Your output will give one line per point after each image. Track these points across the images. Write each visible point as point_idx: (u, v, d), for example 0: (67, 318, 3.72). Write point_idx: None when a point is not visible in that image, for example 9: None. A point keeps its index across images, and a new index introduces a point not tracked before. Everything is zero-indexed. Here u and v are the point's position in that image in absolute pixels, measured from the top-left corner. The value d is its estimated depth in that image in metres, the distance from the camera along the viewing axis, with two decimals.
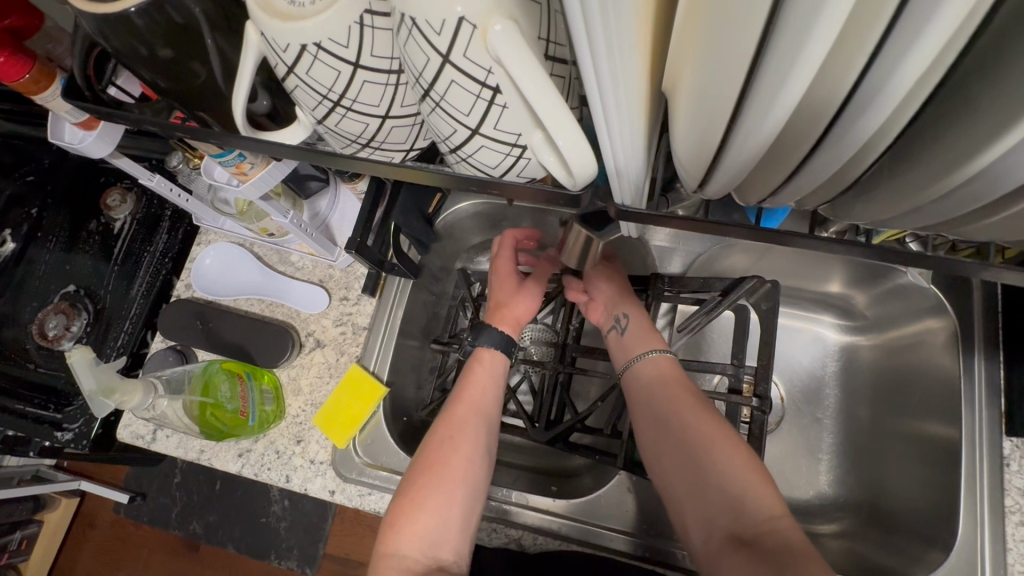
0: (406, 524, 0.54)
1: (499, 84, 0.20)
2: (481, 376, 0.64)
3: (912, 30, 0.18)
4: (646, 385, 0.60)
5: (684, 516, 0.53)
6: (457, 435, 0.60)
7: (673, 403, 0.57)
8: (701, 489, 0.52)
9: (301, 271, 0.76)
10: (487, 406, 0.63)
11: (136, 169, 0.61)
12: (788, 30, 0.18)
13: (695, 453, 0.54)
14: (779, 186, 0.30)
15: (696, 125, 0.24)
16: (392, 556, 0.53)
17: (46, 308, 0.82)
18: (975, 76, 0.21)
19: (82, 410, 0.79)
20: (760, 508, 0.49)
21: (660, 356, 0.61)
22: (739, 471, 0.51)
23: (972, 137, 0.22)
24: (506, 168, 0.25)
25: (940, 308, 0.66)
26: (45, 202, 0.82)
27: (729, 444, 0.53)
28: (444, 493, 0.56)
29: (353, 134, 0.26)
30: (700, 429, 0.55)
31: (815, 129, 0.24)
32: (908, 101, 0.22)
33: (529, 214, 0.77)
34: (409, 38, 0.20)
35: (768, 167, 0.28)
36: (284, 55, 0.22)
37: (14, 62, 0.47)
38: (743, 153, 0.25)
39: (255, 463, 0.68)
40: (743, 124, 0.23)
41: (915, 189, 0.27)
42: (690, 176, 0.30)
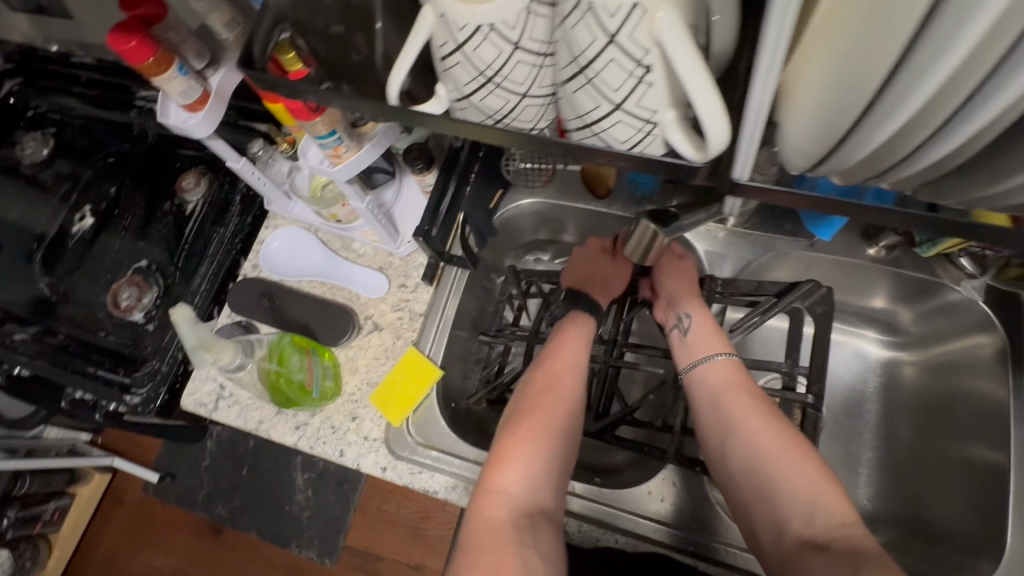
0: (511, 467, 0.56)
1: (652, 64, 0.24)
2: (577, 340, 0.66)
3: None
4: (711, 387, 0.61)
5: (756, 517, 0.55)
6: (556, 388, 0.62)
7: (743, 406, 0.59)
8: (771, 492, 0.54)
9: (363, 257, 0.80)
10: (583, 368, 0.65)
11: (226, 151, 0.67)
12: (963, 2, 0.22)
13: (767, 456, 0.55)
14: (878, 171, 0.34)
15: (835, 99, 0.28)
16: (497, 494, 0.55)
17: (121, 280, 0.88)
18: None
19: (149, 377, 0.81)
20: (831, 515, 0.51)
21: (726, 360, 0.62)
22: (811, 478, 0.53)
23: None
24: (634, 143, 0.28)
25: (988, 325, 0.67)
26: (123, 181, 0.92)
27: (801, 454, 0.54)
28: (546, 442, 0.58)
29: (493, 109, 0.30)
30: (775, 425, 0.57)
31: (937, 118, 0.27)
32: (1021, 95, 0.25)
33: (582, 215, 0.80)
34: (579, 21, 0.23)
35: (876, 153, 0.32)
36: (458, 33, 0.26)
37: (143, 46, 0.52)
38: (873, 126, 0.29)
39: (311, 436, 0.71)
40: (886, 95, 0.27)
41: (1007, 174, 0.30)
42: (803, 155, 0.34)
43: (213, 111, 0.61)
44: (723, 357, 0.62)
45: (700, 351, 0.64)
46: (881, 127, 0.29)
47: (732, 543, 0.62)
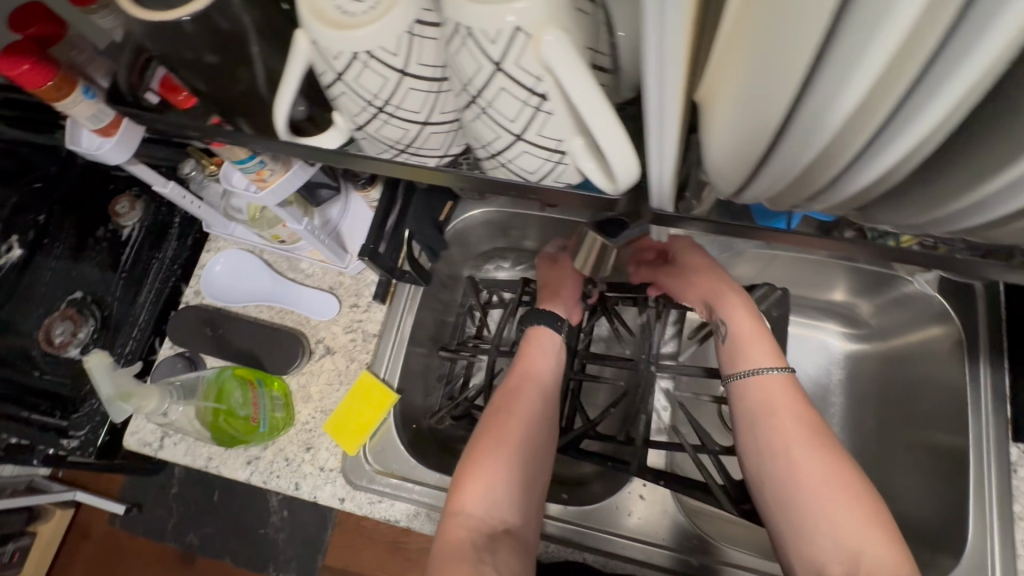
0: (471, 483, 0.55)
1: (547, 92, 0.21)
2: (539, 348, 0.64)
3: (961, 48, 0.19)
4: (765, 404, 0.56)
5: (796, 552, 0.50)
6: (515, 401, 0.60)
7: (796, 428, 0.54)
8: (815, 531, 0.50)
9: (312, 278, 0.76)
10: (546, 376, 0.63)
11: (151, 176, 0.62)
12: (854, 31, 0.19)
13: (818, 491, 0.51)
14: (812, 193, 0.31)
15: (750, 125, 0.24)
16: (458, 516, 0.53)
17: (52, 314, 0.81)
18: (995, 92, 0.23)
19: (89, 416, 0.82)
20: (882, 562, 0.46)
21: (781, 374, 0.57)
22: (862, 520, 0.49)
23: (998, 150, 0.24)
24: (544, 173, 0.25)
25: (944, 317, 0.67)
26: (51, 210, 0.80)
27: (852, 493, 0.50)
28: (505, 456, 0.56)
29: (393, 139, 0.27)
30: (827, 460, 0.52)
31: (864, 137, 0.24)
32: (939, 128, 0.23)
33: (539, 222, 0.78)
34: (461, 46, 0.21)
35: (800, 180, 0.29)
36: (334, 63, 0.23)
37: (38, 69, 0.47)
38: (796, 150, 0.25)
39: (264, 470, 0.68)
40: (797, 122, 0.24)
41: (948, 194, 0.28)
42: (728, 180, 0.30)
43: (129, 135, 0.56)
44: (778, 370, 0.57)
45: (751, 359, 0.58)
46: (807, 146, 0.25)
47: (696, 555, 0.61)
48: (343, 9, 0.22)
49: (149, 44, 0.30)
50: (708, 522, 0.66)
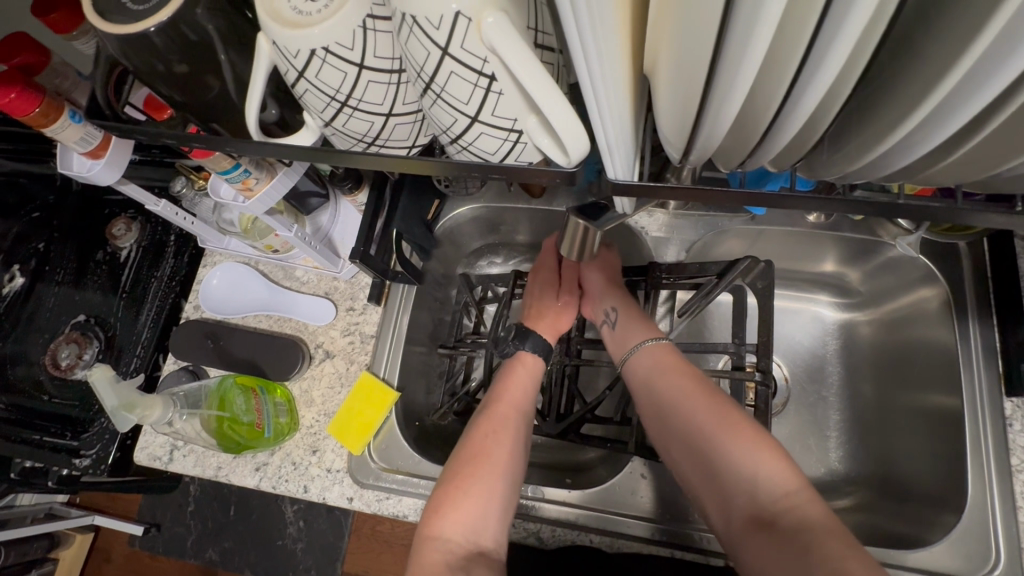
0: (450, 508, 0.55)
1: (495, 72, 0.22)
2: (523, 378, 0.65)
3: (835, 25, 0.19)
4: (646, 372, 0.61)
5: (707, 500, 0.53)
6: (499, 429, 0.61)
7: (674, 387, 0.59)
8: (713, 475, 0.53)
9: (307, 285, 0.78)
10: (528, 405, 0.64)
11: (142, 195, 0.63)
12: (738, 20, 0.19)
13: (705, 438, 0.54)
14: (746, 153, 0.31)
15: (676, 97, 0.24)
16: (435, 539, 0.53)
17: (58, 338, 0.83)
18: (912, 43, 0.23)
19: (99, 436, 0.78)
20: (775, 488, 0.49)
21: (658, 344, 0.63)
22: (751, 453, 0.51)
23: (905, 102, 0.24)
24: (505, 153, 0.27)
25: (930, 277, 0.68)
26: (51, 236, 0.86)
27: (738, 429, 0.53)
28: (487, 483, 0.56)
29: (359, 133, 0.28)
30: (708, 409, 0.56)
31: (776, 99, 0.24)
32: (844, 79, 0.24)
33: (526, 215, 0.79)
34: (410, 35, 0.22)
35: (738, 139, 0.30)
36: (294, 61, 0.25)
37: (24, 97, 0.49)
38: (710, 125, 0.26)
39: (273, 476, 0.69)
40: (708, 99, 0.24)
41: (862, 151, 0.28)
42: (672, 148, 0.30)
43: (118, 155, 0.58)
44: (652, 341, 0.63)
45: (631, 341, 0.65)
46: (724, 126, 0.25)
47: (701, 530, 0.61)
48: (299, 10, 0.24)
49: (122, 58, 0.31)
50: None
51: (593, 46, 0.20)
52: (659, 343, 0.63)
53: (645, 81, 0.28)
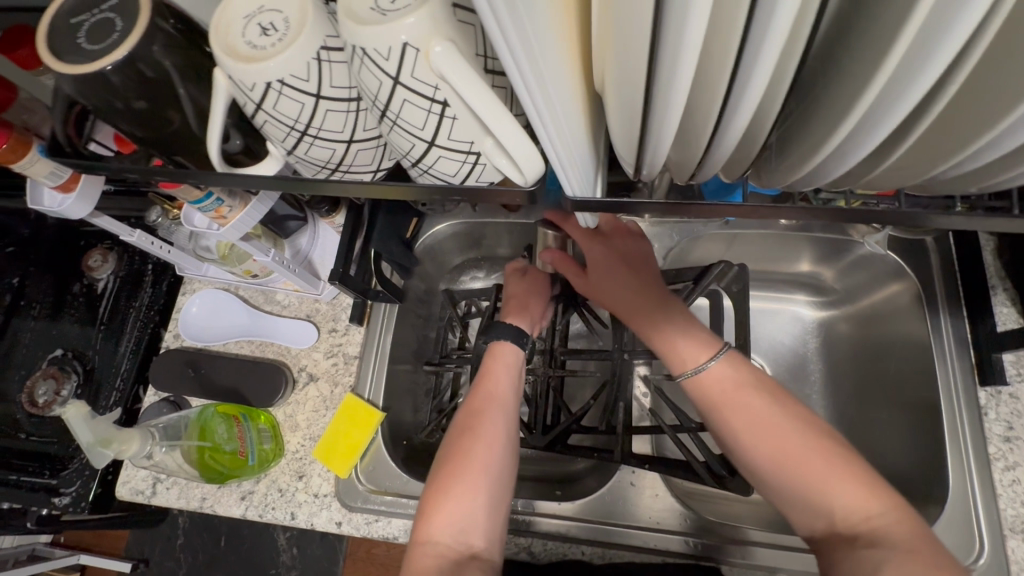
0: (435, 510, 0.54)
1: (447, 98, 0.23)
2: (499, 371, 0.65)
3: (756, 46, 0.20)
4: (709, 396, 0.56)
5: (785, 513, 0.52)
6: (477, 424, 0.61)
7: (741, 409, 0.54)
8: (789, 497, 0.51)
9: (288, 308, 0.77)
10: (507, 396, 0.64)
11: (116, 226, 0.63)
12: (670, 43, 0.20)
13: (781, 464, 0.52)
14: (694, 168, 0.32)
15: (624, 114, 0.25)
16: (425, 544, 0.52)
17: (35, 375, 0.82)
18: (830, 57, 0.24)
19: (78, 473, 0.76)
20: (853, 512, 0.48)
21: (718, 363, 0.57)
22: (834, 477, 0.49)
23: (825, 118, 0.25)
24: (465, 174, 0.27)
25: (901, 272, 0.69)
26: (26, 271, 0.85)
27: (812, 451, 0.51)
28: (471, 480, 0.56)
29: (323, 160, 0.29)
30: (781, 431, 0.52)
31: (711, 116, 0.25)
32: (772, 94, 0.25)
33: (504, 228, 0.80)
34: (363, 66, 0.23)
35: (688, 155, 0.31)
36: (251, 93, 0.25)
37: None
38: (656, 142, 0.26)
39: (259, 504, 0.68)
40: (652, 117, 0.25)
41: (797, 166, 0.29)
42: (626, 163, 0.31)
43: (89, 188, 0.58)
44: (717, 358, 0.57)
45: (690, 357, 0.58)
46: (666, 142, 0.26)
47: (690, 534, 0.61)
48: (253, 44, 0.24)
49: (80, 96, 0.31)
50: (699, 503, 0.68)
51: (537, 74, 0.21)
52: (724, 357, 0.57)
53: (598, 99, 0.29)
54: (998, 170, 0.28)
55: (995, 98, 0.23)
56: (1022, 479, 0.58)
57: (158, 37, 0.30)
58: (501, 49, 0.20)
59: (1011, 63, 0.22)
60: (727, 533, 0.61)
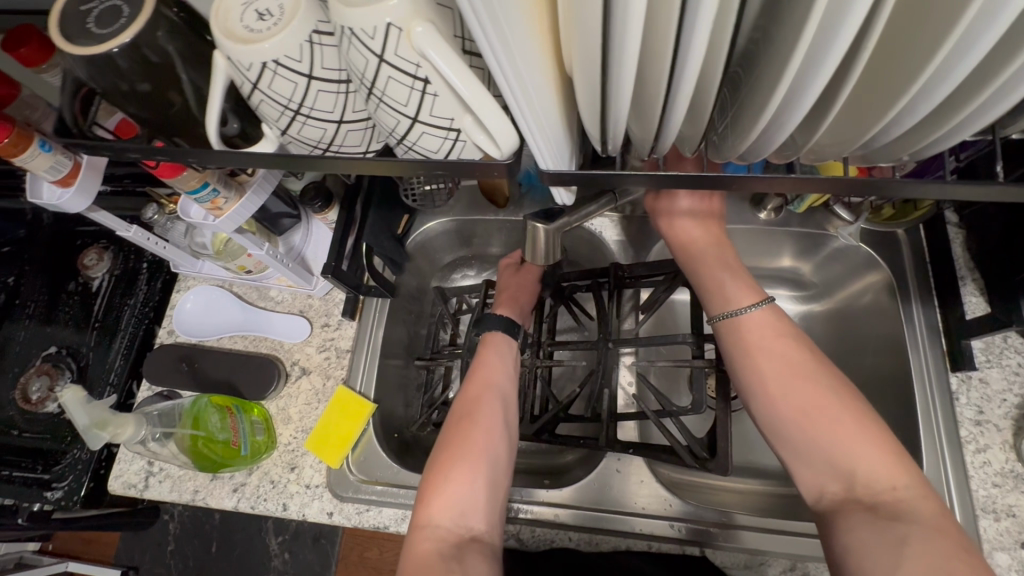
0: (435, 495, 0.55)
1: (428, 75, 0.25)
2: (494, 359, 0.66)
3: (689, 24, 0.22)
4: (745, 341, 0.56)
5: (798, 473, 0.52)
6: (474, 411, 0.62)
7: (775, 359, 0.54)
8: (807, 452, 0.51)
9: (282, 304, 0.79)
10: (503, 383, 0.65)
11: (113, 221, 0.64)
12: (614, 24, 0.22)
13: (808, 420, 0.51)
14: (653, 144, 0.35)
15: (588, 94, 0.27)
16: (425, 528, 0.53)
17: (28, 371, 0.82)
18: (764, 35, 0.27)
19: (71, 467, 0.78)
20: (878, 480, 0.48)
21: (759, 311, 0.56)
22: (863, 444, 0.49)
23: (761, 93, 0.28)
24: (447, 151, 0.29)
25: (874, 263, 0.72)
26: (23, 270, 0.86)
27: (842, 415, 0.50)
28: (469, 465, 0.57)
29: (314, 140, 0.31)
30: (813, 389, 0.52)
31: (660, 91, 0.28)
32: (713, 71, 0.27)
33: (493, 226, 0.82)
34: (352, 45, 0.25)
35: (644, 131, 0.33)
36: (248, 73, 0.27)
37: None
38: (612, 117, 0.29)
39: (251, 496, 0.69)
40: (608, 95, 0.27)
41: (743, 141, 0.32)
42: (595, 142, 0.33)
43: (88, 181, 0.59)
44: (759, 305, 0.57)
45: (733, 298, 0.58)
46: (621, 116, 0.28)
47: (675, 519, 0.63)
48: (249, 27, 0.27)
49: (88, 80, 0.33)
50: (685, 491, 0.70)
51: (508, 55, 0.23)
52: (768, 307, 0.57)
53: (570, 84, 0.31)
54: (915, 137, 0.30)
55: (906, 69, 0.25)
56: (993, 461, 0.60)
57: (161, 25, 0.32)
58: (477, 33, 0.22)
59: (914, 40, 0.24)
60: (711, 517, 0.63)
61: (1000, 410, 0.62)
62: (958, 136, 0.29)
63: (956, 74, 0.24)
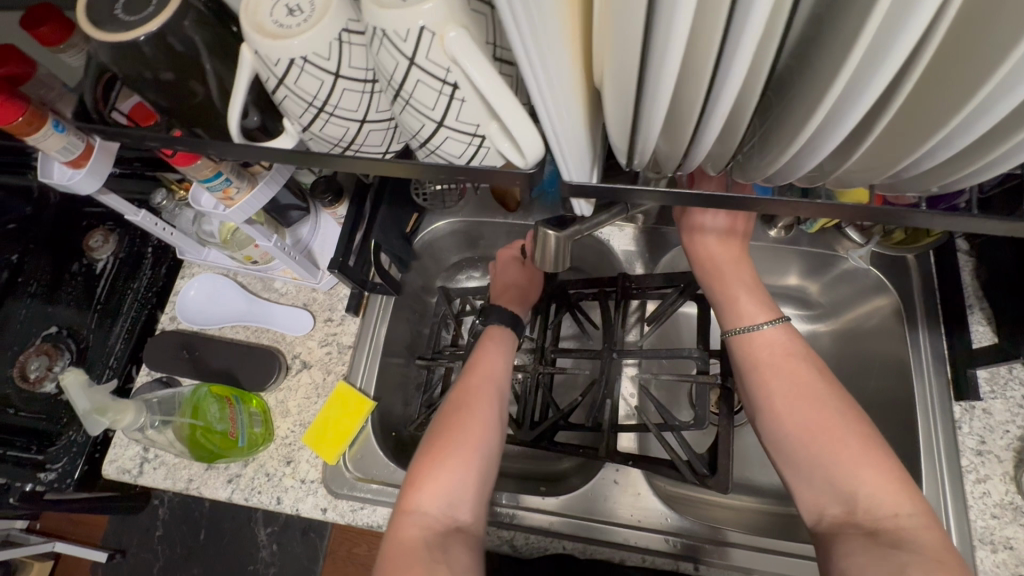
0: (425, 482, 0.55)
1: (457, 81, 0.25)
2: (495, 351, 0.66)
3: (735, 43, 0.22)
4: (754, 358, 0.56)
5: (801, 494, 0.52)
6: (471, 401, 0.61)
7: (785, 377, 0.54)
8: (811, 472, 0.51)
9: (285, 296, 0.79)
10: (502, 376, 0.65)
11: (122, 205, 0.64)
12: (657, 39, 0.22)
13: (812, 439, 0.51)
14: (680, 159, 0.34)
15: (619, 107, 0.27)
16: (412, 514, 0.53)
17: (28, 350, 0.83)
18: (803, 57, 0.27)
19: (65, 449, 0.77)
20: (881, 506, 0.47)
21: (773, 328, 0.56)
22: (869, 469, 0.49)
23: (798, 115, 0.27)
24: (470, 156, 0.29)
25: (882, 286, 0.72)
26: (26, 248, 0.85)
27: (850, 439, 0.50)
28: (461, 455, 0.57)
29: (336, 138, 0.31)
30: (822, 411, 0.52)
31: (695, 108, 0.27)
32: (751, 89, 0.27)
33: (501, 229, 0.82)
34: (382, 46, 0.25)
35: (671, 145, 0.33)
36: (275, 68, 0.27)
37: (8, 106, 0.50)
38: (644, 130, 0.28)
39: (245, 487, 0.68)
40: (643, 108, 0.26)
41: (771, 160, 0.31)
42: (620, 154, 0.33)
43: (100, 164, 0.59)
44: (773, 323, 0.57)
45: (747, 314, 0.58)
46: (654, 130, 0.28)
47: (670, 533, 0.63)
48: (279, 23, 0.26)
49: (112, 65, 0.33)
50: (683, 506, 0.69)
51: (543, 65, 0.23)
52: (781, 326, 0.57)
53: (597, 97, 0.31)
54: (948, 169, 0.30)
55: (947, 99, 0.25)
56: (992, 492, 0.60)
57: (189, 15, 0.32)
58: (514, 41, 0.21)
59: (955, 73, 0.24)
60: (706, 533, 0.62)
61: (1002, 442, 0.61)
62: (992, 169, 0.29)
63: (1002, 106, 0.23)
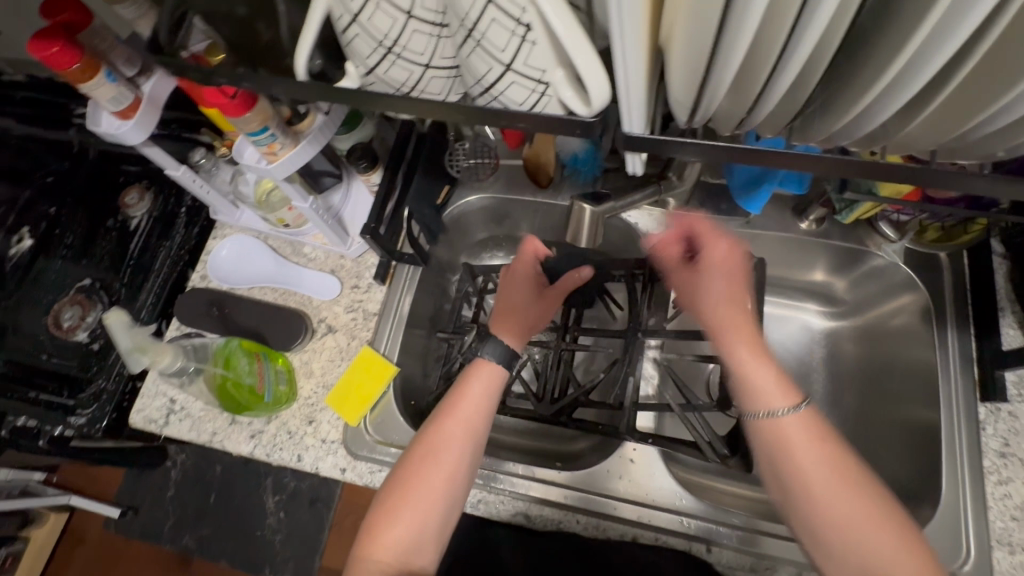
0: (380, 530, 0.55)
1: (531, 22, 0.26)
2: (472, 394, 0.60)
3: None
4: (780, 443, 0.48)
5: None
6: (435, 452, 0.57)
7: (818, 467, 0.47)
8: (842, 563, 0.46)
9: (314, 261, 0.80)
10: (475, 424, 0.59)
11: (165, 159, 0.65)
12: None
13: (843, 533, 0.46)
14: (745, 115, 0.34)
15: (691, 56, 0.27)
16: (366, 560, 0.54)
17: (63, 299, 0.84)
18: (883, 12, 0.27)
19: (95, 397, 0.81)
20: None
21: (797, 415, 0.48)
22: (905, 566, 0.44)
23: (877, 65, 0.28)
24: (532, 104, 0.30)
25: (912, 284, 0.71)
26: (63, 201, 0.87)
27: (886, 533, 0.45)
28: (418, 508, 0.55)
29: (399, 81, 0.32)
30: (855, 508, 0.46)
31: (771, 59, 0.28)
32: (830, 40, 0.27)
33: (529, 209, 0.82)
34: None
35: (737, 101, 0.33)
36: (350, 4, 0.28)
37: (66, 52, 0.51)
38: (720, 74, 0.28)
39: (268, 443, 0.70)
40: (722, 50, 0.27)
41: (841, 113, 0.32)
42: (681, 110, 0.34)
43: (147, 117, 0.60)
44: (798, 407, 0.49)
45: (769, 393, 0.49)
46: (729, 75, 0.28)
47: (686, 515, 0.63)
48: None
49: None
50: (697, 491, 0.69)
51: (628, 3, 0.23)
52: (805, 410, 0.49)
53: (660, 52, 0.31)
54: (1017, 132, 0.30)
55: (1021, 57, 0.26)
56: (1014, 494, 0.59)
57: None
58: None
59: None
60: (720, 516, 0.63)
61: None
62: None
63: None
